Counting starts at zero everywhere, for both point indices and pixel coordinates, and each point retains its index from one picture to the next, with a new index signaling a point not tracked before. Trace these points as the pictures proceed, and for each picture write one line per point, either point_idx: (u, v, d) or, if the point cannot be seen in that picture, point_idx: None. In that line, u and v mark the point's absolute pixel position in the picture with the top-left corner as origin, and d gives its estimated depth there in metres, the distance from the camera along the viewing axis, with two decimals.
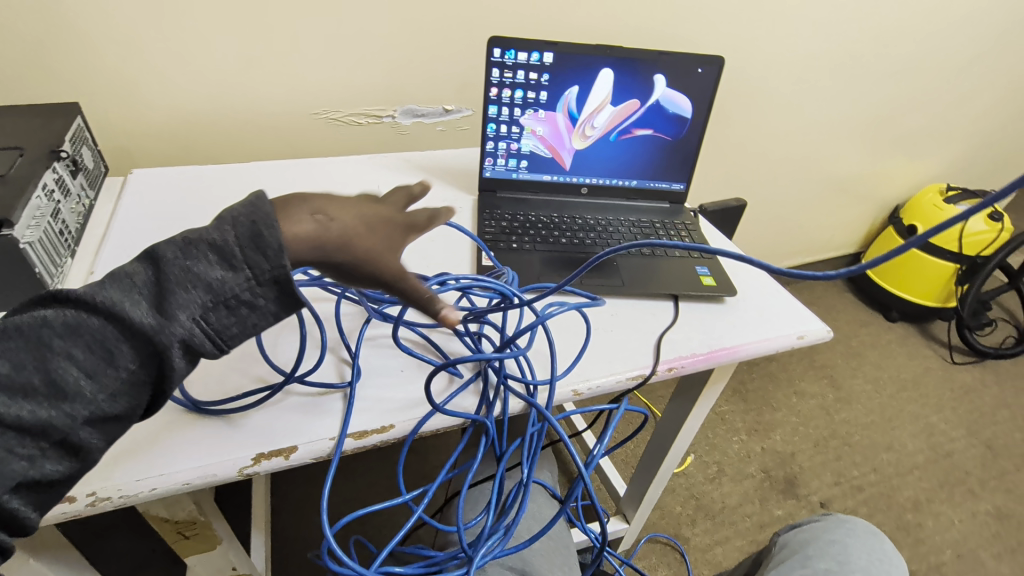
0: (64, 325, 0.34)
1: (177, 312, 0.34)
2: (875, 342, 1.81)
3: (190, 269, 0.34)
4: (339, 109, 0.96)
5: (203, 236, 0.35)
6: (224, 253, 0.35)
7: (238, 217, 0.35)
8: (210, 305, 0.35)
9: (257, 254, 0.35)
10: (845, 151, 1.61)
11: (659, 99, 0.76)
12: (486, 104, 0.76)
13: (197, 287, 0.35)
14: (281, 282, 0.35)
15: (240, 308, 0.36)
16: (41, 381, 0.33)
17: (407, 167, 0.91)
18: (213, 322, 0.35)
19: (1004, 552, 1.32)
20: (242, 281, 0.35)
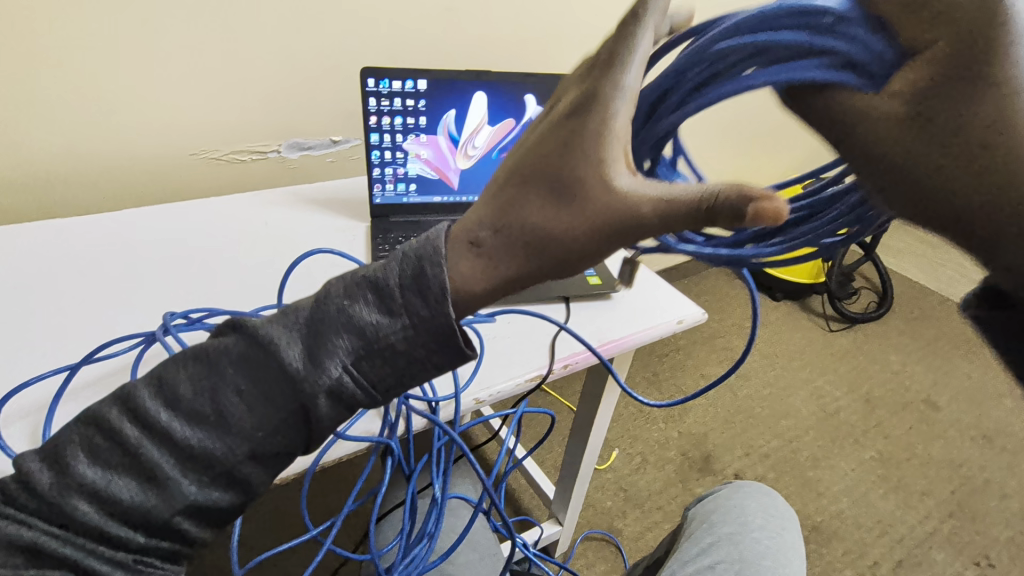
0: (239, 355, 0.33)
1: (327, 358, 0.32)
2: (764, 320, 2.00)
3: (346, 307, 0.33)
4: (219, 147, 0.93)
5: (372, 275, 0.33)
6: (383, 295, 0.32)
7: (410, 254, 0.33)
8: (363, 352, 0.33)
9: (417, 297, 0.32)
10: None
11: (532, 117, 0.82)
12: (368, 132, 0.78)
13: (352, 332, 0.33)
14: (440, 326, 0.32)
15: (395, 356, 0.33)
16: (207, 410, 0.33)
17: (295, 203, 0.88)
18: (364, 370, 0.33)
19: (889, 491, 1.50)
20: (398, 326, 0.32)
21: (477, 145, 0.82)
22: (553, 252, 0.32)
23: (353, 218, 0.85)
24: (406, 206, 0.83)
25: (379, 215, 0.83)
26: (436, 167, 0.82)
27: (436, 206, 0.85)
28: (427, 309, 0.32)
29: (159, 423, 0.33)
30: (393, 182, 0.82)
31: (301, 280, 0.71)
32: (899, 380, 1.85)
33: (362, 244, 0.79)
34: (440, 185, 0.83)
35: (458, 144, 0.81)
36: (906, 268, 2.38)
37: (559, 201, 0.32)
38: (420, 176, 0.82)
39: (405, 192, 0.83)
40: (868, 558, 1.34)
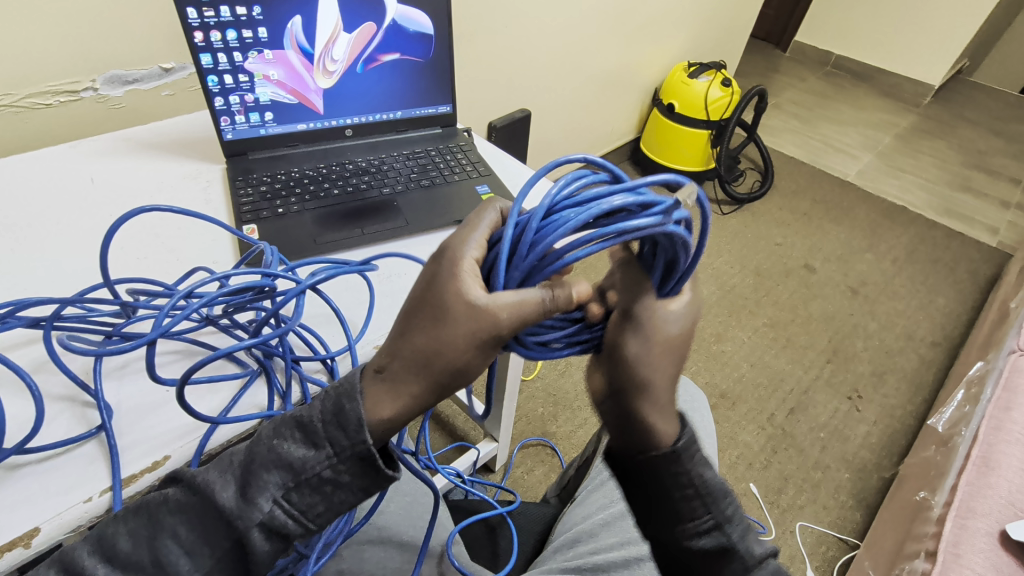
0: (176, 506, 0.37)
1: (259, 496, 0.37)
2: None
3: (277, 448, 0.38)
4: (7, 93, 0.73)
5: (295, 416, 0.39)
6: (311, 432, 0.38)
7: (329, 394, 0.38)
8: (292, 485, 0.38)
9: (337, 431, 0.37)
10: (601, 45, 1.72)
11: (395, 18, 0.71)
12: (196, 54, 0.63)
13: (280, 469, 0.38)
14: (360, 457, 0.38)
15: (320, 486, 0.38)
16: (150, 557, 0.37)
17: (129, 150, 0.72)
18: (295, 502, 0.38)
19: (779, 350, 1.68)
20: (321, 460, 0.38)
21: (337, 58, 0.71)
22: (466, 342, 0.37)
23: (203, 161, 0.72)
24: (265, 139, 0.72)
25: (234, 153, 0.71)
26: (292, 89, 0.70)
27: (302, 135, 0.74)
28: (350, 441, 0.37)
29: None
30: (243, 113, 0.69)
31: (146, 246, 0.61)
32: (783, 250, 2.03)
33: (220, 190, 0.68)
34: (301, 110, 0.72)
35: (313, 59, 0.70)
36: (784, 145, 2.55)
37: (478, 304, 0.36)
38: (275, 102, 0.70)
39: (261, 123, 0.71)
40: (766, 411, 1.52)
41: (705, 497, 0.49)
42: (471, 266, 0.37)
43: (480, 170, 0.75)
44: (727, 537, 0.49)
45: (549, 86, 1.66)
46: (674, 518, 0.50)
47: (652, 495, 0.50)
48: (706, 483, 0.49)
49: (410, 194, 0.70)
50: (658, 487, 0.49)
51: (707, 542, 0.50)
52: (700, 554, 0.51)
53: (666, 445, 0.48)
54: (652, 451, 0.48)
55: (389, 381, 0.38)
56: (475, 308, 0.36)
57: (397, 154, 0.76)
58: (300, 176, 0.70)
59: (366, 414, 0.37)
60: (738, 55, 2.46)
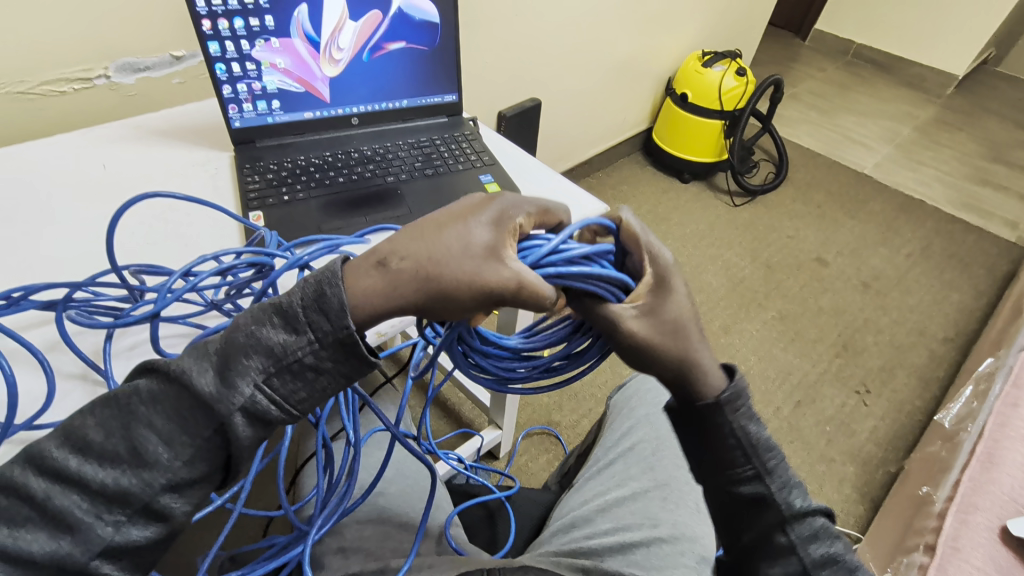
0: (149, 394, 0.35)
1: (240, 380, 0.36)
2: (676, 205, 2.08)
3: (257, 334, 0.36)
4: (21, 79, 0.75)
5: (275, 302, 0.37)
6: (290, 316, 0.36)
7: (309, 282, 0.37)
8: (275, 371, 0.37)
9: (320, 316, 0.36)
10: (613, 33, 1.70)
11: (400, 7, 0.72)
12: (204, 42, 0.64)
13: (261, 354, 0.36)
14: (344, 342, 0.37)
15: (303, 372, 0.37)
16: (126, 447, 0.35)
17: (141, 137, 0.74)
18: (278, 388, 0.37)
19: (788, 344, 1.67)
20: (305, 344, 0.37)
21: (343, 47, 0.71)
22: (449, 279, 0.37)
23: (212, 148, 0.73)
24: (272, 127, 0.73)
25: (242, 140, 0.72)
26: (299, 77, 0.71)
27: (309, 123, 0.74)
28: (335, 324, 0.36)
29: (72, 471, 0.34)
30: (250, 101, 0.70)
31: (154, 232, 0.62)
32: (795, 243, 2.01)
33: (227, 177, 0.69)
34: (308, 99, 0.73)
35: (319, 47, 0.70)
36: (799, 136, 2.51)
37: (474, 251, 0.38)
38: (282, 90, 0.71)
39: (268, 111, 0.71)
40: (772, 404, 1.51)
41: (750, 450, 0.47)
42: (512, 227, 0.40)
43: (484, 159, 0.75)
44: (766, 491, 0.48)
45: (560, 75, 1.65)
46: (717, 465, 0.48)
47: (694, 438, 0.48)
48: (749, 437, 0.47)
49: (415, 183, 0.70)
50: (699, 434, 0.48)
51: (749, 491, 0.48)
52: (743, 502, 0.49)
53: (712, 392, 0.46)
54: (697, 401, 0.46)
55: (394, 275, 0.37)
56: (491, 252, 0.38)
57: (403, 143, 0.76)
58: (306, 164, 0.71)
59: (349, 303, 0.37)
60: (754, 44, 2.41)
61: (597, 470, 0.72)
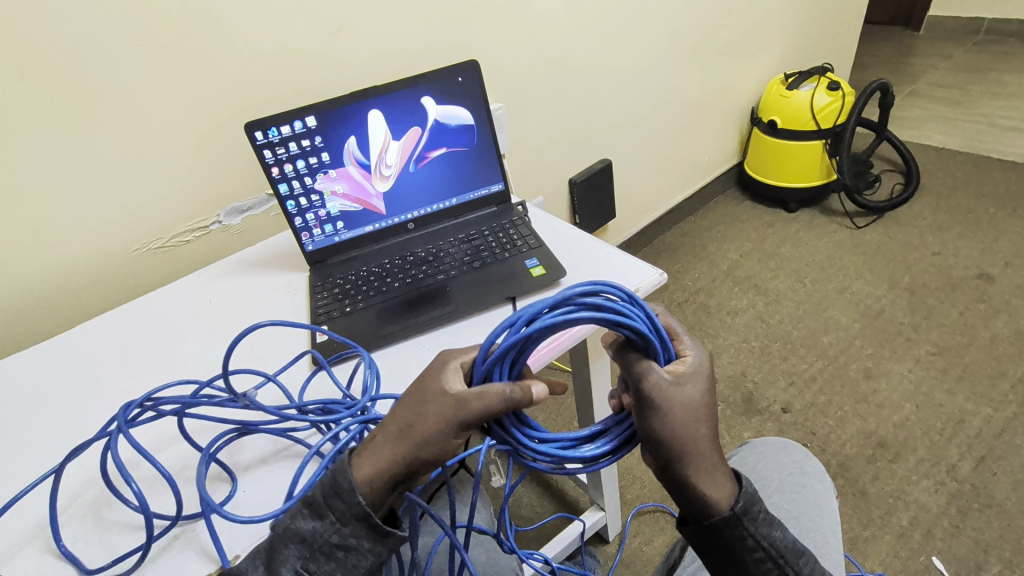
0: None
1: (284, 568, 0.43)
2: (785, 237, 1.89)
3: (292, 525, 0.44)
4: (158, 236, 0.93)
5: (306, 496, 0.45)
6: (314, 506, 0.44)
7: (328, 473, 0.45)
8: (309, 555, 0.43)
9: (336, 501, 0.43)
10: (680, 79, 1.66)
11: (437, 118, 0.77)
12: (275, 186, 0.74)
13: (296, 542, 0.44)
14: (358, 521, 0.43)
15: (334, 551, 0.43)
16: None
17: (240, 271, 0.86)
18: (315, 570, 0.43)
19: (955, 385, 1.38)
20: (329, 527, 0.43)
21: (391, 163, 0.78)
22: (413, 435, 0.42)
23: (294, 270, 0.83)
24: (339, 244, 0.80)
25: (316, 261, 0.80)
26: (357, 198, 0.79)
27: (370, 235, 0.81)
28: (349, 506, 0.43)
29: None
30: (318, 226, 0.79)
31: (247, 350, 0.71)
32: (944, 260, 1.70)
33: (304, 297, 0.78)
34: (367, 215, 0.80)
35: (370, 169, 0.78)
36: (929, 136, 2.18)
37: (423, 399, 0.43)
38: (344, 212, 0.79)
39: (334, 232, 0.79)
40: (945, 463, 1.24)
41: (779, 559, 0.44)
42: (456, 365, 0.45)
43: (530, 243, 0.75)
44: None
45: (630, 130, 1.62)
46: None
47: (719, 559, 0.43)
48: (776, 545, 0.43)
49: (463, 278, 0.72)
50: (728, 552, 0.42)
51: None
52: None
53: (725, 506, 0.42)
54: (710, 518, 0.42)
55: (373, 447, 0.44)
56: (441, 398, 0.42)
57: (453, 239, 0.79)
58: (366, 275, 0.77)
59: (357, 481, 0.43)
60: (850, 50, 2.20)
61: None
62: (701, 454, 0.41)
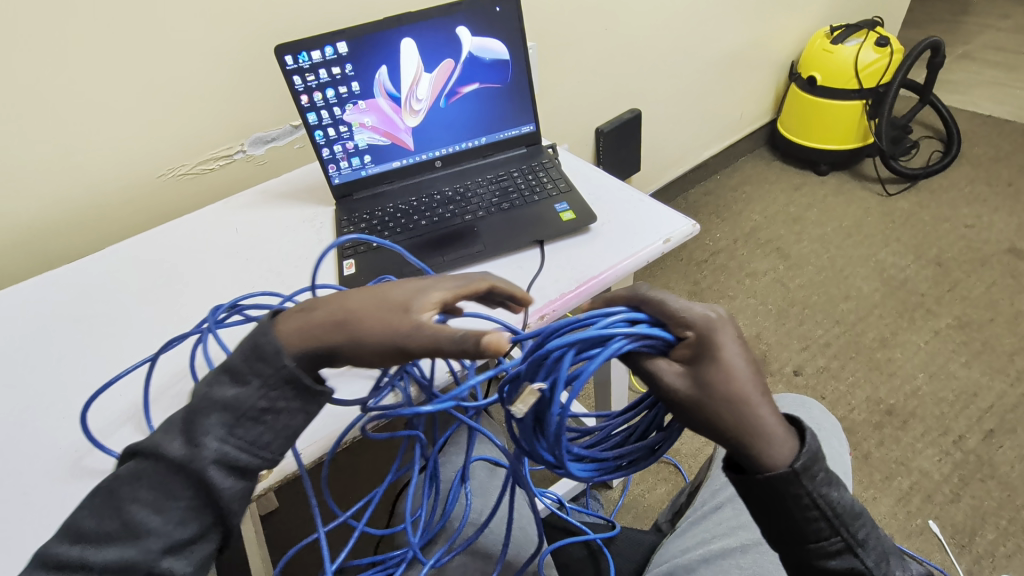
0: (129, 471, 0.38)
1: (204, 436, 0.38)
2: (812, 201, 1.84)
3: (212, 393, 0.40)
4: (182, 162, 0.92)
5: (224, 362, 0.40)
6: (236, 370, 0.40)
7: (245, 339, 0.40)
8: (236, 422, 0.39)
9: (261, 363, 0.39)
10: (719, 27, 1.58)
11: (471, 51, 0.74)
12: (304, 114, 0.73)
13: (217, 411, 0.39)
14: (290, 379, 0.40)
15: (263, 416, 0.40)
16: (117, 525, 0.38)
17: (265, 202, 0.85)
18: (242, 435, 0.39)
19: (971, 358, 1.37)
20: (255, 391, 0.39)
21: (422, 97, 0.76)
22: (353, 333, 0.40)
23: (321, 203, 0.83)
24: (366, 179, 0.79)
25: (342, 195, 0.79)
26: (385, 132, 0.77)
27: (397, 172, 0.80)
28: (279, 364, 0.39)
29: (74, 559, 0.37)
30: (346, 159, 0.77)
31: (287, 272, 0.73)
32: (975, 233, 1.66)
33: (330, 230, 0.78)
34: (395, 150, 0.78)
35: (400, 102, 0.76)
36: (976, 103, 2.07)
37: (386, 310, 0.41)
38: (372, 145, 0.77)
39: (361, 166, 0.78)
40: (952, 433, 1.25)
41: (836, 520, 0.39)
42: (434, 295, 0.42)
43: (561, 187, 0.74)
44: (861, 567, 0.39)
45: (663, 80, 1.56)
46: (796, 541, 0.40)
47: (770, 519, 0.39)
48: (833, 506, 0.38)
49: (491, 218, 0.72)
50: (778, 511, 0.38)
51: (839, 566, 0.40)
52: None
53: (784, 463, 0.37)
54: (765, 474, 0.37)
55: (309, 323, 0.40)
56: (399, 317, 0.40)
57: (482, 180, 0.78)
58: (393, 212, 0.76)
59: (282, 345, 0.40)
60: (903, 4, 2.06)
61: (699, 515, 0.63)
62: (754, 414, 0.37)
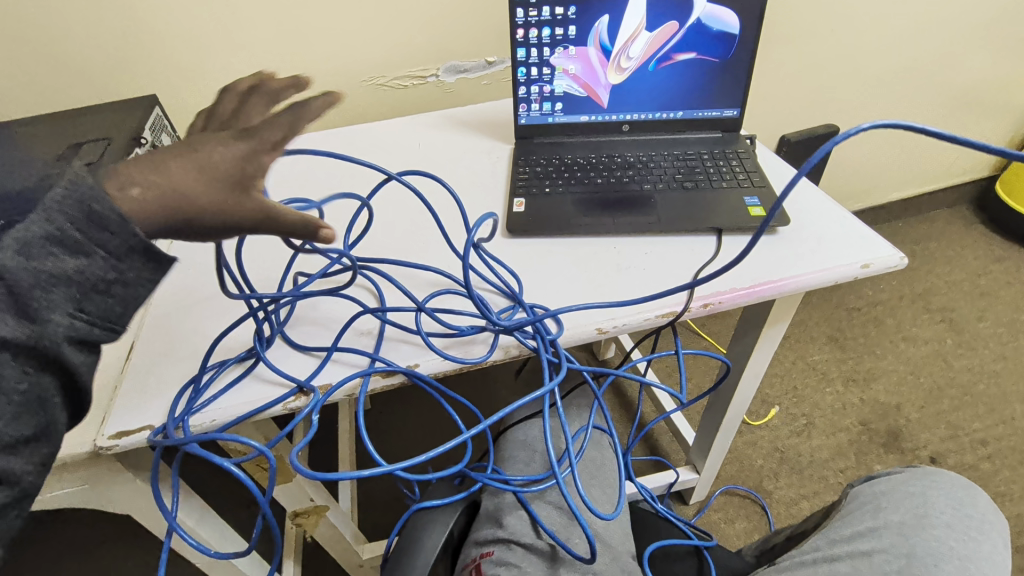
0: None
1: (49, 313, 0.35)
2: (1012, 279, 1.56)
3: (34, 269, 0.35)
4: (384, 74, 0.98)
5: (45, 234, 0.34)
6: (64, 244, 0.35)
7: (61, 202, 0.35)
8: (80, 296, 0.36)
9: (99, 231, 0.36)
10: (965, 56, 1.36)
11: (700, 17, 0.70)
12: (514, 48, 0.74)
13: (57, 287, 0.35)
14: (137, 247, 0.37)
15: (111, 288, 0.37)
16: None
17: (448, 125, 0.89)
18: (91, 310, 0.37)
19: None
20: (99, 264, 0.36)
21: (633, 55, 0.73)
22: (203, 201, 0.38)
23: (499, 140, 0.85)
24: (551, 126, 0.79)
25: (523, 136, 0.80)
26: (585, 83, 0.76)
27: (583, 126, 0.79)
28: (127, 231, 0.36)
29: None
30: (538, 101, 0.78)
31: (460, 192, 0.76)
32: None
33: (504, 166, 0.79)
34: (588, 103, 0.77)
35: (610, 55, 0.74)
36: None
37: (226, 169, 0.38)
38: (567, 94, 0.77)
39: (551, 112, 0.78)
40: None
41: None
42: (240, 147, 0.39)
43: (754, 181, 0.69)
44: None
45: (876, 101, 1.38)
46: None
47: None
48: None
49: (671, 194, 0.69)
50: None
51: None
52: None
53: None
54: None
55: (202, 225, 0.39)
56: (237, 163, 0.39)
57: (668, 154, 0.75)
58: (570, 162, 0.75)
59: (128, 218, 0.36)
60: None
61: (812, 560, 0.57)
62: None
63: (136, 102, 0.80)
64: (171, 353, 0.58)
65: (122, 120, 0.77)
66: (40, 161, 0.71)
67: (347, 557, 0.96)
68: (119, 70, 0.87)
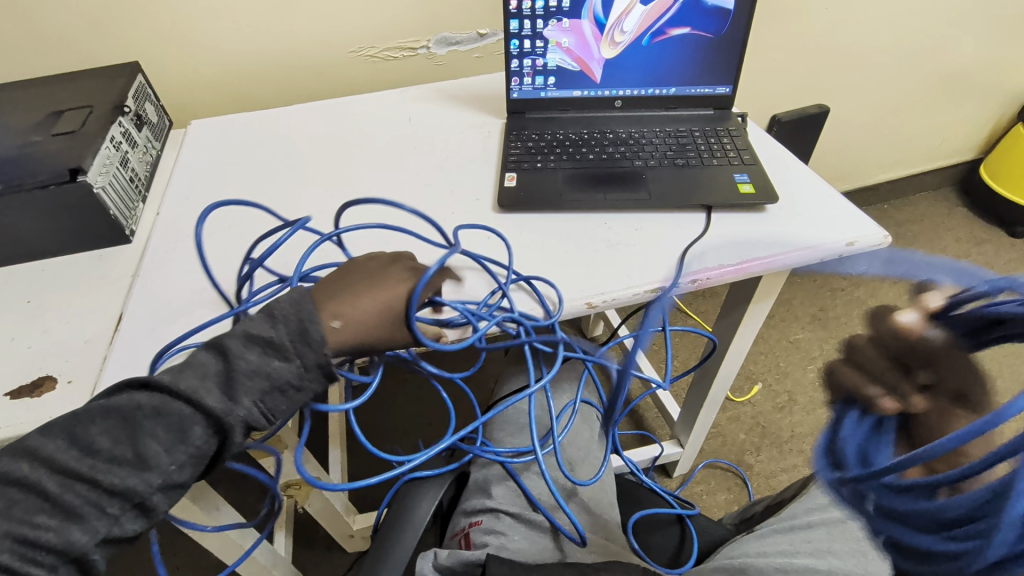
0: (151, 408, 0.38)
1: (242, 395, 0.39)
2: (991, 262, 1.60)
3: (252, 360, 0.40)
4: (373, 45, 0.96)
5: (268, 333, 0.41)
6: (279, 346, 0.41)
7: (288, 317, 0.42)
8: (268, 390, 0.40)
9: (306, 346, 0.41)
10: (956, 38, 1.36)
11: None
12: (507, 20, 0.72)
13: (258, 376, 0.40)
14: (325, 368, 0.42)
15: (291, 391, 0.41)
16: (130, 453, 0.37)
17: (438, 99, 0.88)
18: (268, 404, 0.40)
19: None
20: (294, 369, 0.41)
21: (627, 30, 0.73)
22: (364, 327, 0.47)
23: (491, 115, 0.84)
24: (543, 101, 0.79)
25: (515, 110, 0.80)
26: (578, 57, 0.75)
27: (575, 101, 0.78)
28: (321, 354, 0.41)
29: (82, 470, 0.36)
30: (531, 75, 0.77)
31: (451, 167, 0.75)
32: None
33: (496, 141, 0.79)
34: (581, 78, 0.77)
35: (604, 29, 0.73)
36: None
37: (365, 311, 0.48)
38: (560, 68, 0.76)
39: (543, 86, 0.78)
40: None
41: None
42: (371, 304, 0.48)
43: (744, 158, 0.69)
44: None
45: (867, 82, 1.38)
46: None
47: None
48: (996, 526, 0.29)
49: (662, 170, 0.69)
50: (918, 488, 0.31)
51: None
52: None
53: None
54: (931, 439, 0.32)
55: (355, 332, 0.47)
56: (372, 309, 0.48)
57: (660, 131, 0.75)
58: (563, 138, 0.75)
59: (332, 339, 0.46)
60: None
61: (788, 528, 0.60)
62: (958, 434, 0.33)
63: (118, 68, 0.78)
64: (160, 325, 0.58)
65: (104, 87, 0.75)
66: (21, 128, 0.69)
67: (339, 527, 0.97)
68: (99, 34, 0.84)
